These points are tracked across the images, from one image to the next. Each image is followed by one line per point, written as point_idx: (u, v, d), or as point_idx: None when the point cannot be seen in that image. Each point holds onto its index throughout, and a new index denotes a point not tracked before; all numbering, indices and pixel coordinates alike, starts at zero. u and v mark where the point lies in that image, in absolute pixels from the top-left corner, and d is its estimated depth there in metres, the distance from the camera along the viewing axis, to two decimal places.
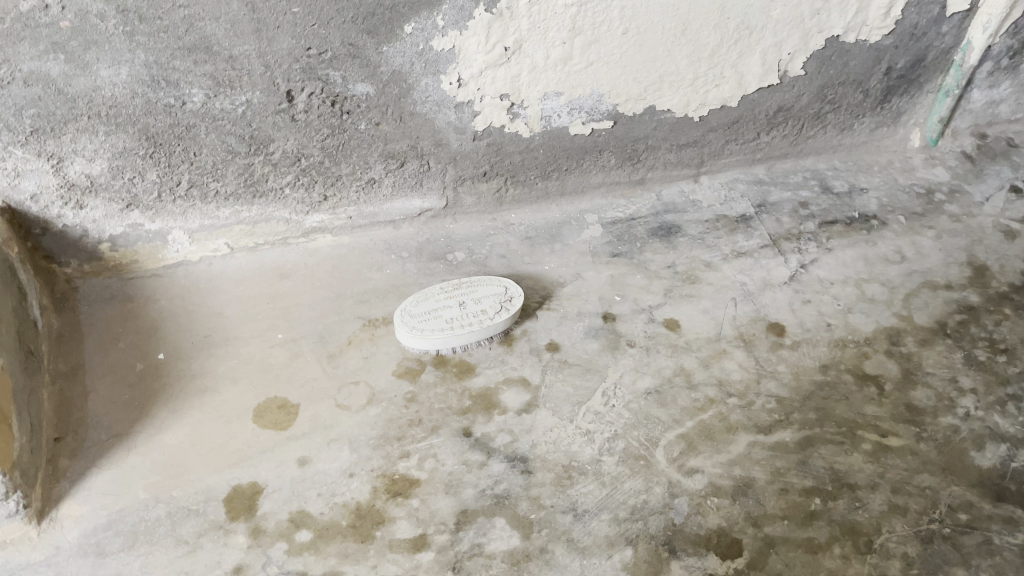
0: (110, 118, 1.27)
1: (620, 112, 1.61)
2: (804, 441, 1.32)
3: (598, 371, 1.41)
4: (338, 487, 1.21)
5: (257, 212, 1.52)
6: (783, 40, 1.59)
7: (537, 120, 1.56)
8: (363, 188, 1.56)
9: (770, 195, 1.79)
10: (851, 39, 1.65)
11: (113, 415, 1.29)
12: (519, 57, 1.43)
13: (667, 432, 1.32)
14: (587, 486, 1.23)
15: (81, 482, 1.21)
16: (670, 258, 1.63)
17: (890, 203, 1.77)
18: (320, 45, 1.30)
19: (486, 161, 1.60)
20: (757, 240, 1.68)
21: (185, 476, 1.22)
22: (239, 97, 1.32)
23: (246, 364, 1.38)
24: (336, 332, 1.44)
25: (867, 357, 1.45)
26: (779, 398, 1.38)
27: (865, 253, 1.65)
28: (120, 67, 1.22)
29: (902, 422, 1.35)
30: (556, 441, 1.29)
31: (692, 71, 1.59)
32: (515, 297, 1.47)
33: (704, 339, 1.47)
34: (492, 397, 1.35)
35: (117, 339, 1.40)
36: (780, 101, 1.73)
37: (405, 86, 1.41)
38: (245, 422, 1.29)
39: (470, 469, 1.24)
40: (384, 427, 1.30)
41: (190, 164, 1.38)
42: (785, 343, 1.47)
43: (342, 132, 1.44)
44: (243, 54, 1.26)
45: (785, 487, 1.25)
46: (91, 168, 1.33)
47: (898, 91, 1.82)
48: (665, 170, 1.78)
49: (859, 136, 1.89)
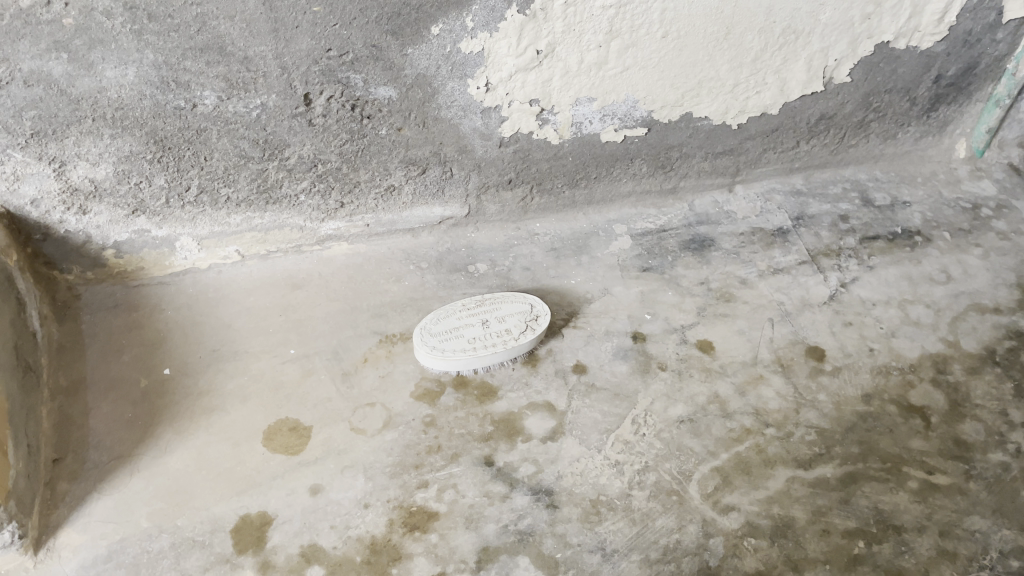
0: (116, 121, 1.19)
1: (655, 119, 1.53)
2: (847, 477, 1.24)
3: (628, 397, 1.33)
4: (352, 519, 1.14)
5: (270, 219, 1.44)
6: (831, 45, 1.50)
7: (567, 127, 1.47)
8: (382, 195, 1.48)
9: (808, 207, 1.71)
10: (902, 46, 1.56)
11: (115, 436, 1.22)
12: (551, 60, 1.34)
13: (700, 465, 1.24)
14: (616, 523, 1.16)
15: (81, 508, 1.14)
16: (703, 274, 1.55)
17: (934, 218, 1.68)
18: (341, 46, 1.21)
19: (511, 168, 1.52)
20: (794, 256, 1.59)
21: (190, 504, 1.15)
22: (254, 100, 1.24)
23: (256, 382, 1.30)
24: (351, 348, 1.36)
25: (912, 386, 1.37)
26: (819, 429, 1.30)
27: (908, 272, 1.56)
28: (127, 68, 1.13)
29: (950, 459, 1.27)
30: (584, 472, 1.22)
31: (733, 78, 1.50)
32: (541, 316, 1.39)
33: (739, 364, 1.39)
34: (515, 423, 1.28)
35: (120, 352, 1.32)
36: (823, 110, 1.64)
37: (430, 90, 1.32)
38: (255, 445, 1.22)
39: (492, 502, 1.17)
40: (402, 453, 1.22)
41: (200, 169, 1.30)
42: (825, 368, 1.39)
43: (362, 137, 1.35)
44: (260, 55, 1.18)
45: (827, 528, 1.17)
46: (95, 172, 1.25)
47: (946, 99, 1.72)
48: (698, 179, 1.70)
49: (902, 146, 1.80)
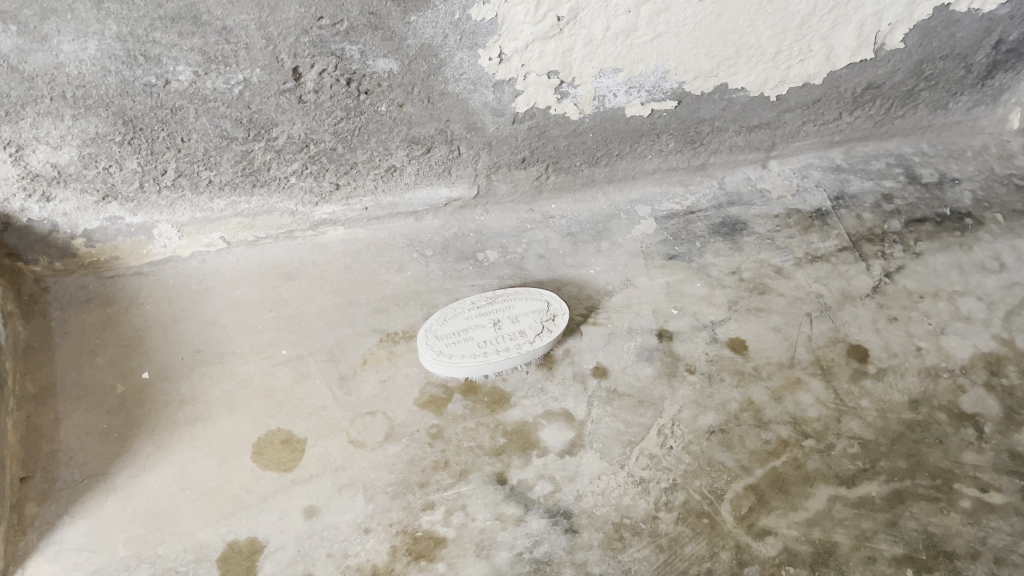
0: (78, 99, 1.05)
1: (686, 91, 1.38)
2: (893, 496, 1.11)
3: (654, 404, 1.21)
4: (351, 546, 1.03)
5: (258, 204, 1.30)
6: (885, 8, 1.35)
7: (588, 101, 1.33)
8: (382, 176, 1.34)
9: (848, 185, 1.56)
10: (963, 8, 1.41)
11: (88, 450, 1.11)
12: (573, 28, 1.19)
13: (733, 482, 1.12)
14: (642, 550, 1.05)
15: (52, 534, 1.03)
16: (735, 262, 1.42)
17: (986, 197, 1.53)
18: (334, 14, 1.06)
19: (525, 146, 1.37)
20: (834, 241, 1.46)
21: (172, 530, 1.04)
22: (235, 75, 1.09)
23: (244, 388, 1.18)
24: (349, 348, 1.24)
25: (963, 391, 1.23)
26: (863, 441, 1.17)
27: (959, 259, 1.42)
28: (86, 41, 0.99)
29: (1006, 474, 1.14)
30: (605, 492, 1.10)
31: (775, 45, 1.34)
32: (559, 315, 1.26)
33: (775, 365, 1.26)
34: (529, 434, 1.16)
35: (94, 354, 1.20)
36: (870, 79, 1.49)
37: (436, 62, 1.17)
38: (244, 461, 1.11)
39: (505, 526, 1.05)
40: (405, 470, 1.11)
41: (177, 151, 1.16)
42: (868, 371, 1.26)
43: (359, 115, 1.21)
44: (240, 24, 1.03)
45: (872, 555, 1.05)
46: (57, 157, 1.11)
47: (1004, 66, 1.56)
48: (729, 154, 1.55)
49: (951, 117, 1.64)
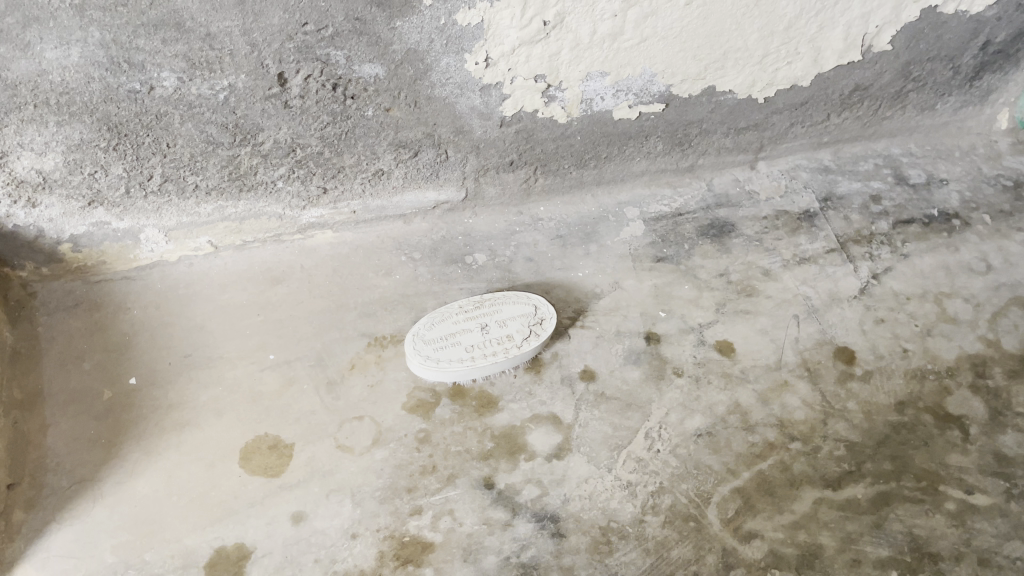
0: (62, 106, 1.05)
1: (673, 94, 1.38)
2: (878, 498, 1.12)
3: (641, 408, 1.21)
4: (338, 552, 1.03)
5: (245, 208, 1.30)
6: (872, 11, 1.35)
7: (576, 104, 1.33)
8: (370, 180, 1.34)
9: (837, 186, 1.57)
10: (950, 10, 1.41)
11: (75, 457, 1.11)
12: (559, 32, 1.18)
13: (719, 485, 1.13)
14: (629, 554, 1.05)
15: (39, 541, 1.03)
16: (723, 264, 1.42)
17: (973, 198, 1.54)
18: (319, 20, 1.05)
19: (513, 149, 1.37)
20: (822, 242, 1.46)
21: (160, 536, 1.04)
22: (220, 81, 1.09)
23: (232, 394, 1.18)
24: (336, 353, 1.24)
25: (949, 392, 1.24)
26: (849, 443, 1.18)
27: (947, 261, 1.42)
28: (69, 49, 0.99)
29: (990, 476, 1.15)
30: (592, 496, 1.10)
31: (762, 48, 1.34)
32: (546, 319, 1.26)
33: (762, 368, 1.27)
34: (516, 438, 1.16)
35: (80, 359, 1.20)
36: (858, 80, 1.49)
37: (422, 66, 1.17)
38: (231, 467, 1.11)
39: (492, 530, 1.06)
40: (392, 475, 1.11)
41: (162, 156, 1.16)
42: (855, 373, 1.26)
43: (345, 119, 1.21)
44: (224, 31, 1.02)
45: (857, 558, 1.06)
46: (42, 163, 1.11)
47: (992, 67, 1.56)
48: (717, 155, 1.56)
49: (939, 117, 1.65)
